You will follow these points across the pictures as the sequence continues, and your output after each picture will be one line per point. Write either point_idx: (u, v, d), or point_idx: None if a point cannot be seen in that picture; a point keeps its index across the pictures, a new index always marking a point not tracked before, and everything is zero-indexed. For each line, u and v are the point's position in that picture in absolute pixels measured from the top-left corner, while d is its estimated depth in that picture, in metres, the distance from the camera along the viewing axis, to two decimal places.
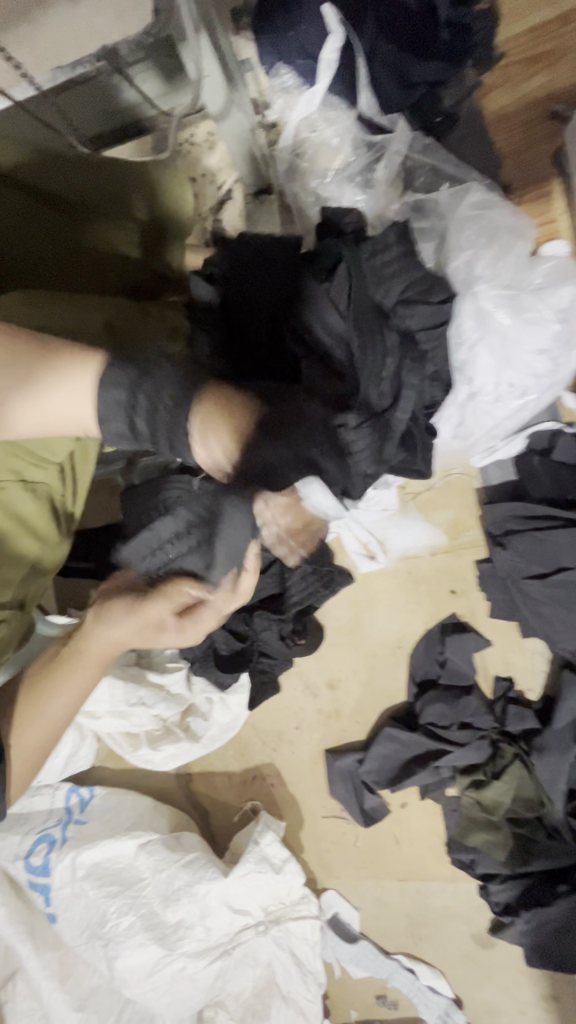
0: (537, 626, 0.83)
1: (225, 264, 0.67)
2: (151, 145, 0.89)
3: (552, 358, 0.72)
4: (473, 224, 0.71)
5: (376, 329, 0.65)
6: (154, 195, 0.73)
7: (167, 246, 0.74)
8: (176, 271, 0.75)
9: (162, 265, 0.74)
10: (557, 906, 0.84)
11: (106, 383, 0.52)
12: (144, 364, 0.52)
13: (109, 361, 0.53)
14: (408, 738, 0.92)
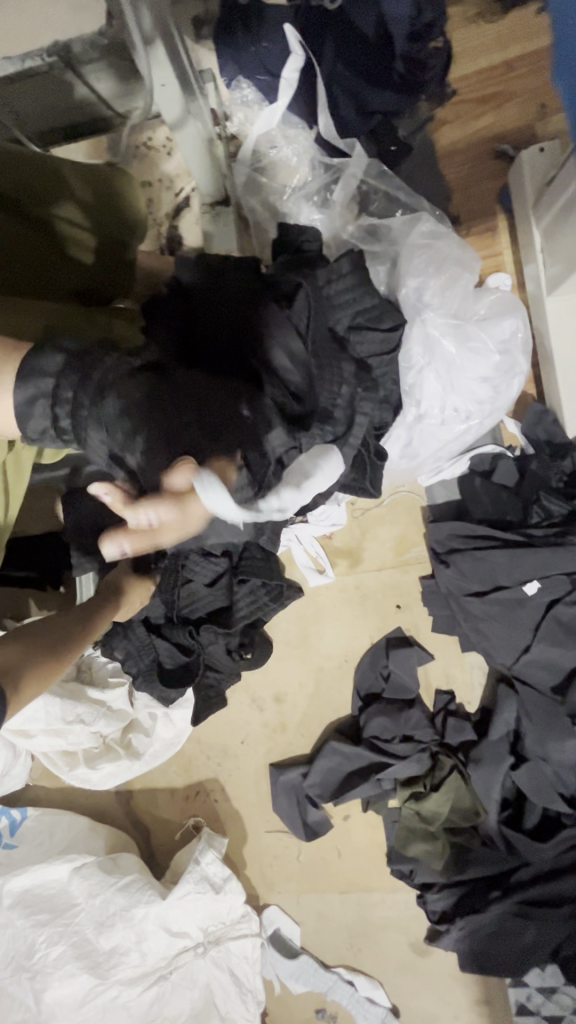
0: (476, 641, 0.86)
1: (184, 279, 0.67)
2: (106, 146, 0.88)
3: (494, 385, 0.75)
4: (422, 252, 0.74)
5: (333, 360, 0.64)
6: (110, 198, 0.72)
7: (125, 247, 0.73)
8: (130, 271, 0.74)
9: (118, 266, 0.72)
10: (489, 912, 0.87)
11: (30, 384, 0.50)
12: (87, 368, 0.50)
13: (46, 355, 0.51)
14: (351, 751, 0.93)
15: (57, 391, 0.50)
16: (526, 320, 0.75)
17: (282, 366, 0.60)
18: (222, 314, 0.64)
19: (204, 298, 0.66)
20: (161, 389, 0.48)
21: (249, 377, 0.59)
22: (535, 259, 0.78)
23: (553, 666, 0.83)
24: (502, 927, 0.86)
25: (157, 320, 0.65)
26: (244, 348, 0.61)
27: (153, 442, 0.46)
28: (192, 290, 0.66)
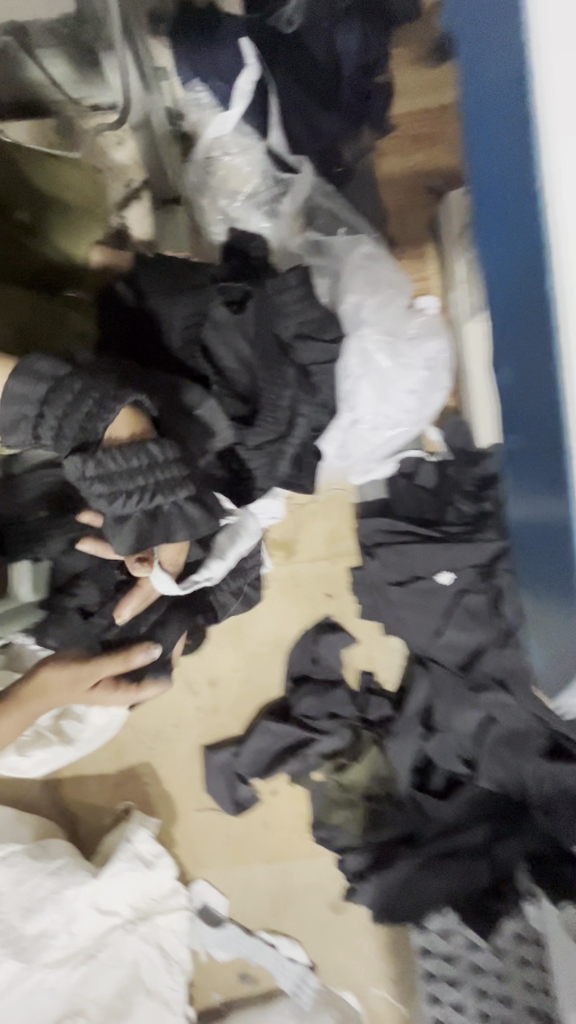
0: (395, 625, 0.96)
1: (142, 277, 0.69)
2: (53, 128, 0.87)
3: (419, 397, 0.84)
4: (361, 272, 0.81)
5: (278, 364, 0.68)
6: (33, 165, 0.70)
7: (44, 233, 0.71)
8: (73, 263, 0.73)
9: (44, 252, 0.70)
10: (398, 866, 0.98)
11: (12, 403, 0.53)
12: (71, 398, 0.52)
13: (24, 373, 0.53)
14: (280, 728, 1.00)
15: (40, 417, 0.52)
16: (448, 346, 0.84)
17: (229, 368, 0.68)
18: (181, 329, 0.68)
19: (160, 304, 0.68)
20: (138, 480, 0.54)
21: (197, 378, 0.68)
22: (457, 288, 0.87)
23: (459, 648, 0.93)
24: (408, 879, 0.98)
25: (118, 320, 0.69)
26: (196, 350, 0.67)
27: (127, 519, 0.56)
28: (149, 290, 0.68)
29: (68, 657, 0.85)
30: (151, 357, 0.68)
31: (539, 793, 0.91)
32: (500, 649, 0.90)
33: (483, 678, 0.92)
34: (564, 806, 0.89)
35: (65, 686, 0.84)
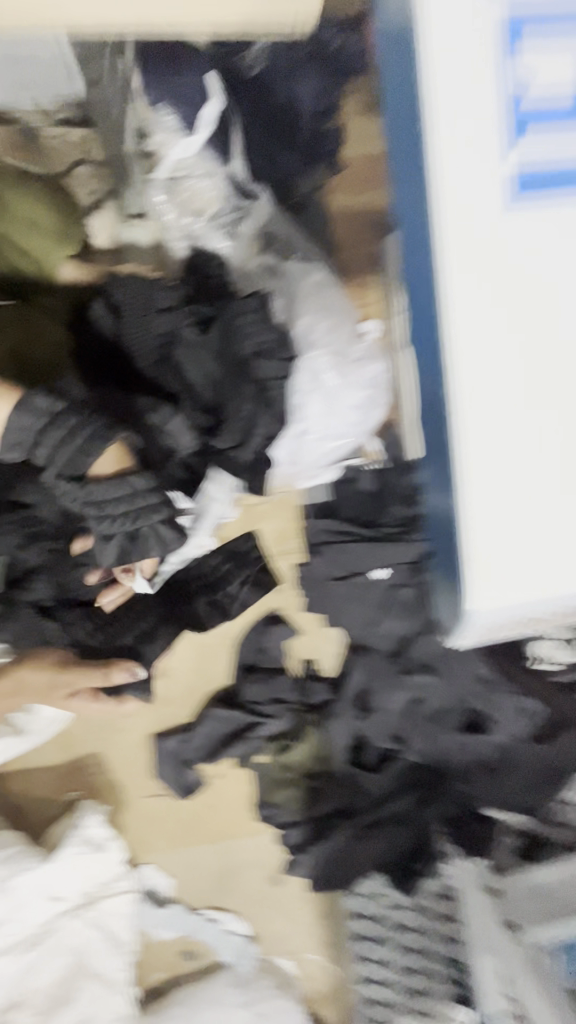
0: (337, 616, 1.07)
1: (120, 296, 0.75)
2: (16, 141, 0.92)
3: (362, 414, 0.93)
4: (314, 297, 0.90)
5: (239, 381, 0.76)
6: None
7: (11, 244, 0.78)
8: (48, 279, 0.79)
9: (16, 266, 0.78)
10: (334, 836, 1.08)
11: (15, 430, 0.64)
12: (64, 433, 0.64)
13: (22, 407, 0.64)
14: (229, 713, 1.08)
15: (37, 440, 0.64)
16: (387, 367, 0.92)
17: (195, 384, 0.76)
18: (154, 348, 0.75)
19: (135, 322, 0.75)
20: (122, 512, 0.68)
21: (168, 391, 0.75)
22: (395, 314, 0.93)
23: (391, 635, 1.06)
24: (342, 847, 1.08)
25: (93, 336, 0.76)
26: (168, 365, 0.75)
27: (112, 539, 0.70)
28: (123, 307, 0.75)
29: (39, 653, 0.93)
30: (124, 373, 0.75)
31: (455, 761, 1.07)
32: (425, 638, 1.03)
33: (411, 662, 1.05)
34: (474, 769, 1.07)
35: (38, 682, 0.94)
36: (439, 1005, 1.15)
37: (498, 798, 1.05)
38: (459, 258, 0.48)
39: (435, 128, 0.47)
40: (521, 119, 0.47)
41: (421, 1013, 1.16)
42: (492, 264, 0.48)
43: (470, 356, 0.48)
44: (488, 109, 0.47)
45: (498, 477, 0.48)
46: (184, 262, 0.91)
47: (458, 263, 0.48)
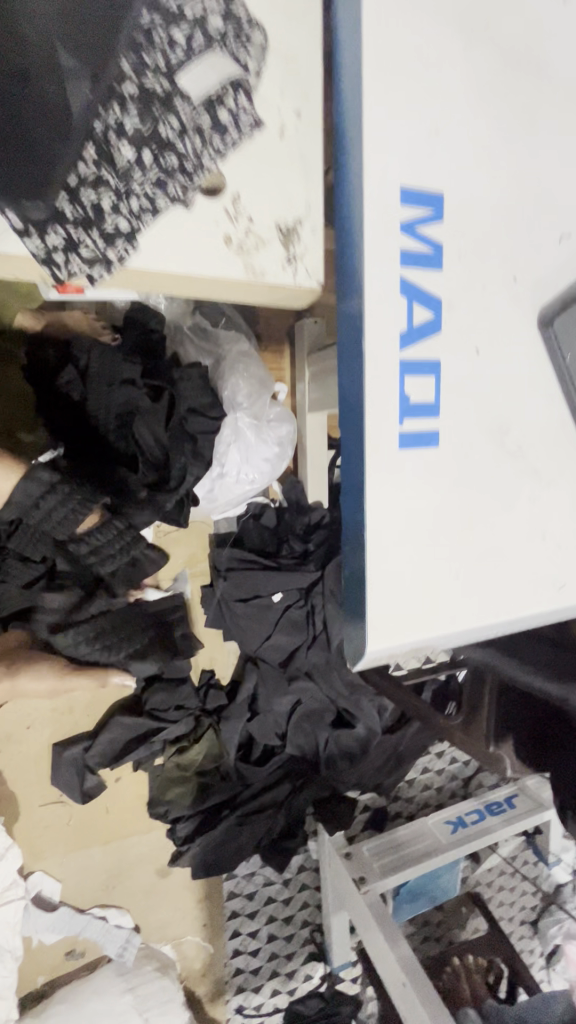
0: (234, 630, 1.22)
1: (84, 362, 0.87)
2: None
3: (273, 465, 1.11)
4: (238, 362, 1.05)
5: (180, 443, 0.90)
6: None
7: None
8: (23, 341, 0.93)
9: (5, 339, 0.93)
10: (219, 825, 1.24)
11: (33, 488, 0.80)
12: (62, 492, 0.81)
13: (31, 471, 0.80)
14: (132, 722, 1.17)
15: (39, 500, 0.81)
16: (293, 426, 1.12)
17: (147, 446, 0.89)
18: (111, 417, 0.87)
19: (98, 391, 0.87)
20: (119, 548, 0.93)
21: (125, 453, 0.88)
22: (303, 383, 1.16)
23: (281, 647, 1.22)
24: (226, 835, 1.24)
25: (62, 400, 0.88)
26: (124, 431, 0.88)
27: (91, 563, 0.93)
28: (88, 374, 0.87)
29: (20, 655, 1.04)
30: (86, 434, 0.88)
31: (326, 753, 1.28)
32: (310, 650, 1.22)
33: (296, 670, 1.24)
34: (340, 759, 1.29)
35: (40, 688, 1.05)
36: (300, 966, 1.34)
37: (355, 780, 1.31)
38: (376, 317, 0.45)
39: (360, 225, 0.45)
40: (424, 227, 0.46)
41: (284, 977, 1.34)
42: (404, 565, 0.48)
43: (384, 534, 0.47)
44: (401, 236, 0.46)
45: (400, 605, 0.48)
46: (123, 311, 0.99)
47: (379, 571, 0.47)
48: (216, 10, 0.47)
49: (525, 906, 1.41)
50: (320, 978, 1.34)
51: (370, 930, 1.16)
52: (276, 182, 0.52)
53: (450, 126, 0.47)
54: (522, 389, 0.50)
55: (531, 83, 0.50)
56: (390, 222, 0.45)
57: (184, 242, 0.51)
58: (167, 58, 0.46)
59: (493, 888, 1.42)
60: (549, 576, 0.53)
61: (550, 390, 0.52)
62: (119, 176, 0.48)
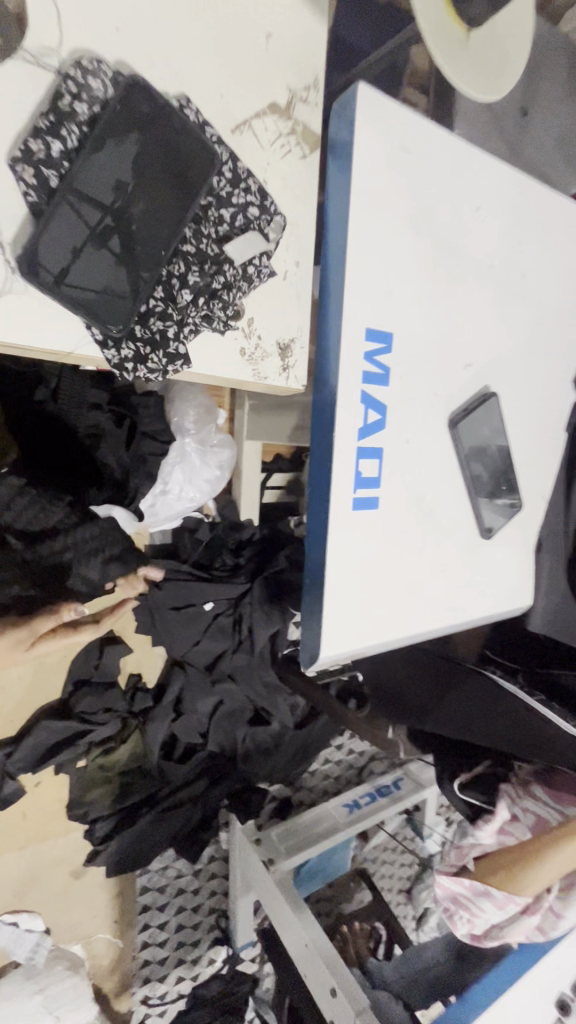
0: (163, 637, 1.29)
1: (56, 385, 0.97)
2: None
3: (213, 486, 1.21)
4: (187, 390, 1.13)
5: (141, 465, 1.04)
6: None
7: None
8: None
9: None
10: (138, 823, 1.30)
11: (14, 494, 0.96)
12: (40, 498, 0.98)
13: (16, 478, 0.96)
14: (59, 726, 1.21)
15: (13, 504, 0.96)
16: (233, 453, 1.22)
17: (111, 467, 1.02)
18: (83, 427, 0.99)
19: (72, 405, 0.97)
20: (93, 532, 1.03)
21: (92, 471, 1.00)
22: (242, 411, 1.27)
23: (208, 652, 1.33)
24: (143, 830, 1.31)
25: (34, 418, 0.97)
26: (92, 453, 1.00)
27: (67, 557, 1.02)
28: (61, 393, 0.97)
29: None
30: (57, 450, 0.99)
31: (243, 747, 1.40)
32: (234, 654, 1.32)
33: (221, 673, 1.34)
34: (256, 753, 1.42)
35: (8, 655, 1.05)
36: (204, 952, 1.44)
37: (267, 770, 1.43)
38: (350, 383, 0.52)
39: (345, 302, 0.50)
40: (394, 309, 0.53)
41: (188, 964, 1.43)
42: (347, 635, 0.56)
43: (339, 569, 0.55)
44: (375, 315, 0.52)
45: (349, 623, 0.56)
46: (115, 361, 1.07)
47: (332, 596, 0.55)
48: (254, 204, 0.63)
49: (402, 875, 1.65)
50: (222, 961, 1.43)
51: (280, 910, 1.27)
52: (273, 306, 0.67)
53: (422, 220, 0.54)
54: (441, 485, 0.61)
55: (466, 235, 0.58)
56: (355, 360, 0.52)
57: (209, 355, 0.66)
58: (216, 234, 0.63)
59: (377, 864, 1.66)
60: (448, 620, 0.65)
61: (468, 452, 0.62)
62: (178, 314, 0.62)
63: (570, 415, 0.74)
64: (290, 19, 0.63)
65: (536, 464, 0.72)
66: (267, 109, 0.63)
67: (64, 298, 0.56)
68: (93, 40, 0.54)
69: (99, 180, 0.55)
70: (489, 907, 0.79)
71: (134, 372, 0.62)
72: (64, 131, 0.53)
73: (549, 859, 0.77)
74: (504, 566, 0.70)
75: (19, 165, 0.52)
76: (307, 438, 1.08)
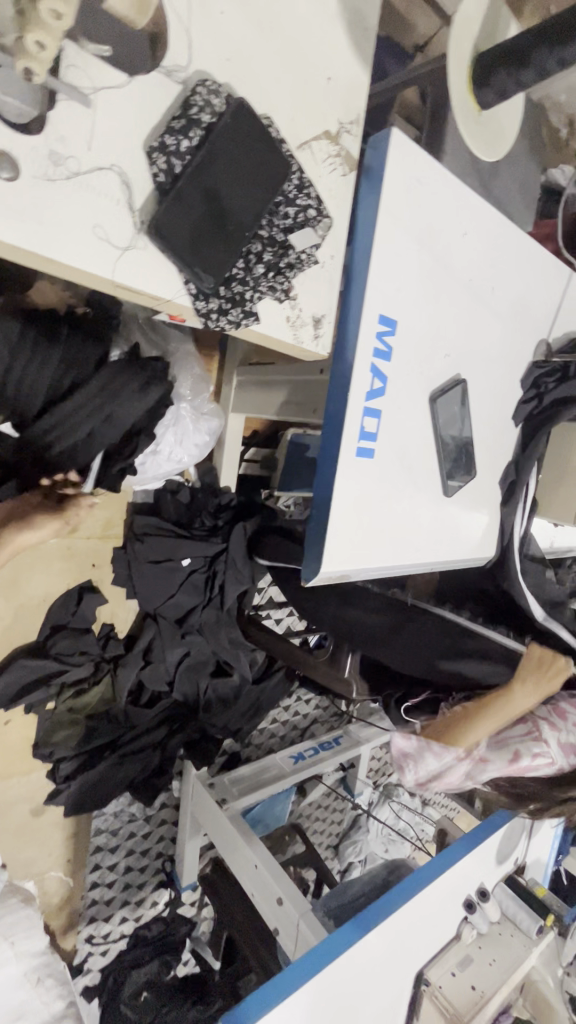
0: (141, 589, 1.38)
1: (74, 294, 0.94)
2: None
3: (200, 448, 1.32)
4: (184, 360, 1.24)
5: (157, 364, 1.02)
6: None
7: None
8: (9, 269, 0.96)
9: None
10: (100, 763, 1.39)
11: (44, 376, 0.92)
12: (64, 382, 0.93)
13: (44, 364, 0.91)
14: (34, 664, 1.30)
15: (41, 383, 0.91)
16: (220, 422, 1.34)
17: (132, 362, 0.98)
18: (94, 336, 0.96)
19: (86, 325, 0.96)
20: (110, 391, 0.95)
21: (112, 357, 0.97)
22: (230, 387, 1.39)
23: (179, 607, 1.41)
24: (104, 772, 1.40)
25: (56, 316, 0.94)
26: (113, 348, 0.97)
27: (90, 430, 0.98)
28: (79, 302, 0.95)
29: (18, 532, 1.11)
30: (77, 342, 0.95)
31: (205, 698, 1.49)
32: (203, 610, 1.41)
33: (190, 626, 1.42)
34: (216, 703, 1.51)
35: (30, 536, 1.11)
36: (148, 895, 1.54)
37: (225, 721, 1.52)
38: (364, 356, 0.66)
39: (367, 294, 0.65)
40: (400, 303, 0.68)
41: (133, 904, 1.53)
42: (342, 557, 0.71)
43: (342, 502, 0.69)
44: (386, 306, 0.67)
45: (345, 547, 0.71)
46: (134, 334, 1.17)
47: (335, 524, 0.69)
48: (312, 207, 0.67)
49: (332, 831, 1.83)
50: (164, 904, 1.54)
51: (232, 842, 1.39)
52: (323, 287, 0.72)
53: (426, 238, 0.69)
54: (420, 446, 0.77)
55: (457, 254, 0.74)
56: (369, 337, 0.66)
57: (272, 325, 0.69)
58: (283, 227, 0.66)
59: (311, 817, 1.82)
60: (415, 559, 0.81)
61: (442, 424, 0.78)
62: (251, 280, 0.65)
63: (516, 408, 0.94)
64: (346, 63, 0.71)
65: (485, 445, 0.90)
66: (321, 135, 0.69)
67: (169, 256, 0.59)
68: (211, 63, 0.59)
69: (201, 156, 0.58)
70: (432, 757, 0.94)
71: (216, 324, 0.64)
72: (191, 131, 0.57)
73: (491, 713, 0.92)
74: (457, 523, 0.87)
75: (153, 152, 0.56)
76: (292, 412, 1.20)
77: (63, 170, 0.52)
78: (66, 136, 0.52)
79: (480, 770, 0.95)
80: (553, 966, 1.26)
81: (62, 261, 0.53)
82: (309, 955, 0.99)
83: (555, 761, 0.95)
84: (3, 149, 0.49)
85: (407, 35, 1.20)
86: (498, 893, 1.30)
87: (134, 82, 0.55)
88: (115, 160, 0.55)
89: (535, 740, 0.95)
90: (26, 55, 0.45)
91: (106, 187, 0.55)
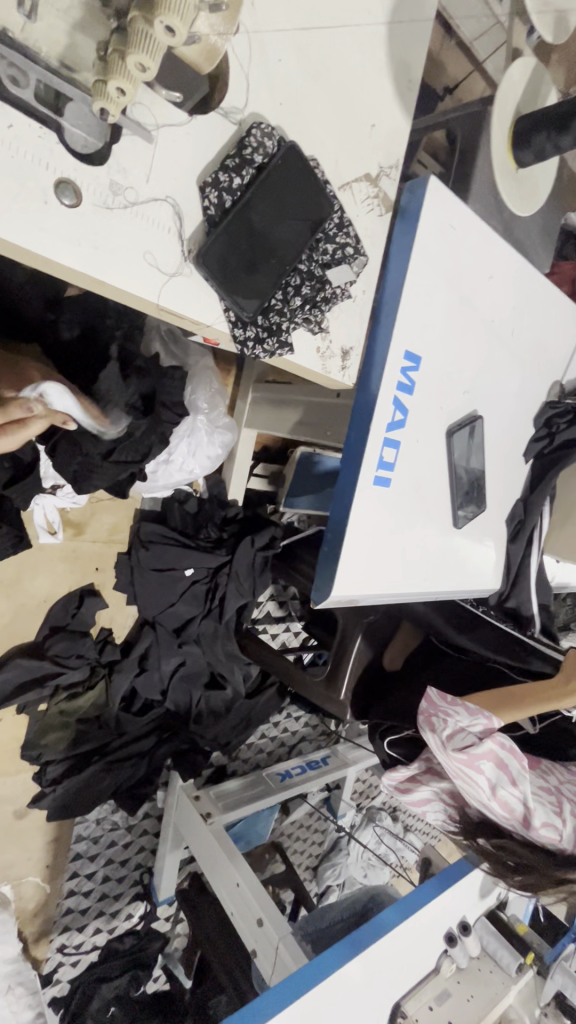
0: (142, 595, 1.39)
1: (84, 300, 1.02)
2: None
3: (212, 459, 1.33)
4: (201, 373, 1.26)
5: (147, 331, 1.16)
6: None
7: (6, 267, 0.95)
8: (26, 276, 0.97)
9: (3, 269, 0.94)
10: (89, 768, 1.39)
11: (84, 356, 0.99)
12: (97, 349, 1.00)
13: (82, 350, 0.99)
14: (31, 663, 1.30)
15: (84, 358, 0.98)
16: (233, 436, 1.35)
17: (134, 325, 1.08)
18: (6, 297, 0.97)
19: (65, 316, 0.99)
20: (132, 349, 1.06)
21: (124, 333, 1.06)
22: (245, 401, 1.41)
23: (179, 617, 1.42)
24: (91, 778, 1.39)
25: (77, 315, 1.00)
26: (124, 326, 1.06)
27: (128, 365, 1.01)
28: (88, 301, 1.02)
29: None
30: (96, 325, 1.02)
31: (197, 709, 1.49)
32: (202, 622, 1.41)
33: (188, 636, 1.43)
34: (207, 716, 1.50)
35: None
36: (123, 907, 1.51)
37: (214, 734, 1.50)
38: (387, 389, 0.68)
39: (394, 331, 0.67)
40: (425, 339, 0.71)
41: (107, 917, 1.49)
42: (352, 582, 0.72)
43: (356, 528, 0.70)
44: (411, 343, 0.69)
45: (355, 574, 0.72)
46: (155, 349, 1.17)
47: (347, 550, 0.70)
48: (350, 244, 0.69)
49: (312, 853, 1.79)
50: (139, 917, 1.51)
51: (215, 861, 1.36)
52: (353, 321, 0.75)
53: (454, 278, 0.72)
54: (435, 479, 0.79)
55: (482, 298, 0.77)
56: (394, 371, 0.68)
57: (304, 355, 0.71)
58: (321, 262, 0.68)
59: (292, 837, 1.80)
60: (423, 588, 0.83)
61: (456, 460, 0.80)
62: (288, 312, 0.67)
63: (527, 445, 0.96)
64: (388, 111, 0.74)
65: (496, 477, 0.91)
66: (362, 177, 0.71)
67: (213, 284, 0.61)
68: (264, 106, 0.62)
69: (250, 195, 0.61)
70: (464, 712, 0.92)
71: (252, 351, 0.66)
72: (243, 171, 0.60)
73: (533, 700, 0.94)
74: (464, 555, 0.89)
75: (206, 188, 0.59)
76: (306, 432, 1.22)
77: (121, 199, 0.55)
78: (126, 168, 0.55)
79: (513, 776, 0.89)
80: (531, 1006, 1.26)
81: (111, 283, 0.56)
82: (284, 982, 0.98)
83: (562, 840, 0.89)
84: (68, 176, 0.52)
85: (438, 77, 1.20)
86: (479, 928, 1.29)
87: (192, 122, 0.58)
88: (170, 192, 0.57)
89: (554, 811, 0.89)
90: (104, 97, 0.50)
91: (158, 216, 0.57)
